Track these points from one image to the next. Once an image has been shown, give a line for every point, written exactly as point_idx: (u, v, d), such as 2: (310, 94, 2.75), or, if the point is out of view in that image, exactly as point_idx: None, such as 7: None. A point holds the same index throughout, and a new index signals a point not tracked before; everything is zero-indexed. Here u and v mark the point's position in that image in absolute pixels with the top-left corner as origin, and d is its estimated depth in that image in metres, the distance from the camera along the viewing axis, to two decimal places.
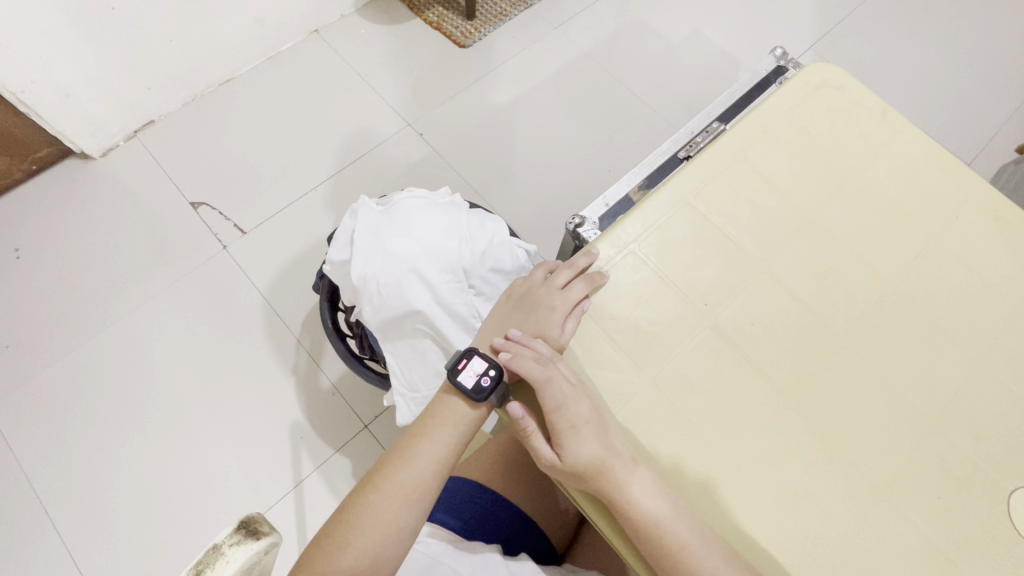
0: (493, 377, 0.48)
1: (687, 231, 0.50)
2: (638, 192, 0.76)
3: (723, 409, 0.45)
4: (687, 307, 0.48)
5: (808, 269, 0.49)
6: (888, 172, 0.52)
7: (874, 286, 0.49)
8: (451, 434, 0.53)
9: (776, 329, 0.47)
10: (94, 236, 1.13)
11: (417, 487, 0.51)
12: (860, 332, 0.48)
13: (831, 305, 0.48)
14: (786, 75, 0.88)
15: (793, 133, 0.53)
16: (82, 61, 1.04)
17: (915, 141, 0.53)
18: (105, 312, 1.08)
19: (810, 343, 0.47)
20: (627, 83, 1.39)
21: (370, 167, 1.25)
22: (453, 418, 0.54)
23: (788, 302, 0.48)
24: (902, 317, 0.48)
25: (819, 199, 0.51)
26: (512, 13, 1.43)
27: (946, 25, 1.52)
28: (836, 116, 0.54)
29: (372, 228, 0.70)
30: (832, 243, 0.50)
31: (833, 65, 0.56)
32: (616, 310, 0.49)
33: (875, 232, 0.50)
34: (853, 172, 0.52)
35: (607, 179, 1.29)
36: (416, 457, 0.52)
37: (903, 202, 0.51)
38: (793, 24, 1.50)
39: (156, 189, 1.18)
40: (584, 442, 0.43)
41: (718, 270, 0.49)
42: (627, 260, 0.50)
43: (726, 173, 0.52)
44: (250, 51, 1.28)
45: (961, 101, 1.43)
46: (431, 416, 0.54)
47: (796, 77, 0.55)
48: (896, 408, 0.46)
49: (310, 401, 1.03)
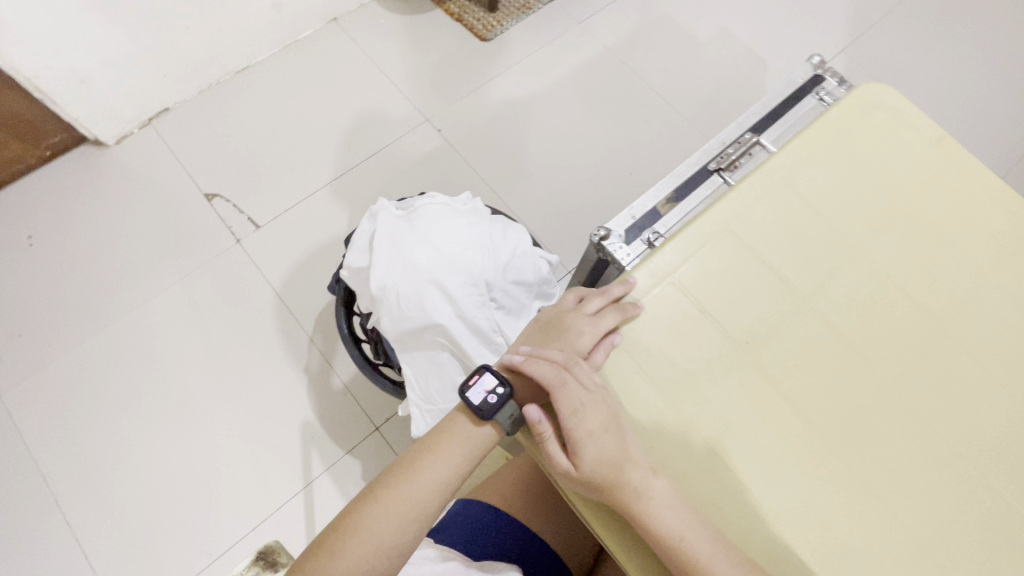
0: (501, 395, 0.49)
1: (727, 262, 0.48)
2: (666, 206, 0.76)
3: (761, 452, 0.44)
4: (727, 344, 0.46)
5: (855, 307, 0.47)
6: (941, 204, 0.49)
7: (922, 327, 0.47)
8: (462, 453, 0.52)
9: (819, 369, 0.45)
10: (107, 225, 1.12)
11: (423, 503, 0.49)
12: (905, 374, 0.46)
13: (878, 346, 0.46)
14: (823, 84, 0.86)
15: (843, 158, 0.50)
16: (98, 47, 1.02)
17: (972, 171, 0.51)
18: (117, 303, 1.07)
19: (850, 380, 0.45)
20: (651, 82, 1.35)
21: (387, 162, 1.22)
22: (466, 437, 0.52)
23: (833, 341, 0.46)
24: (951, 361, 0.46)
25: (868, 232, 0.48)
26: (535, 6, 1.39)
27: (985, 30, 1.47)
28: (888, 140, 0.51)
29: (393, 235, 0.69)
30: (880, 280, 0.47)
31: (886, 84, 0.53)
32: (652, 344, 0.46)
33: (927, 272, 0.48)
34: (905, 203, 0.49)
35: (628, 182, 1.26)
36: (425, 473, 0.50)
37: (955, 237, 0.49)
38: (825, 25, 1.45)
39: (170, 179, 1.16)
40: (598, 450, 0.42)
41: (761, 305, 0.47)
42: (664, 291, 0.47)
43: (774, 199, 0.49)
44: (267, 39, 1.25)
45: (996, 111, 1.38)
46: (444, 432, 0.52)
47: (847, 97, 0.52)
48: (940, 457, 0.44)
49: (321, 401, 1.02)
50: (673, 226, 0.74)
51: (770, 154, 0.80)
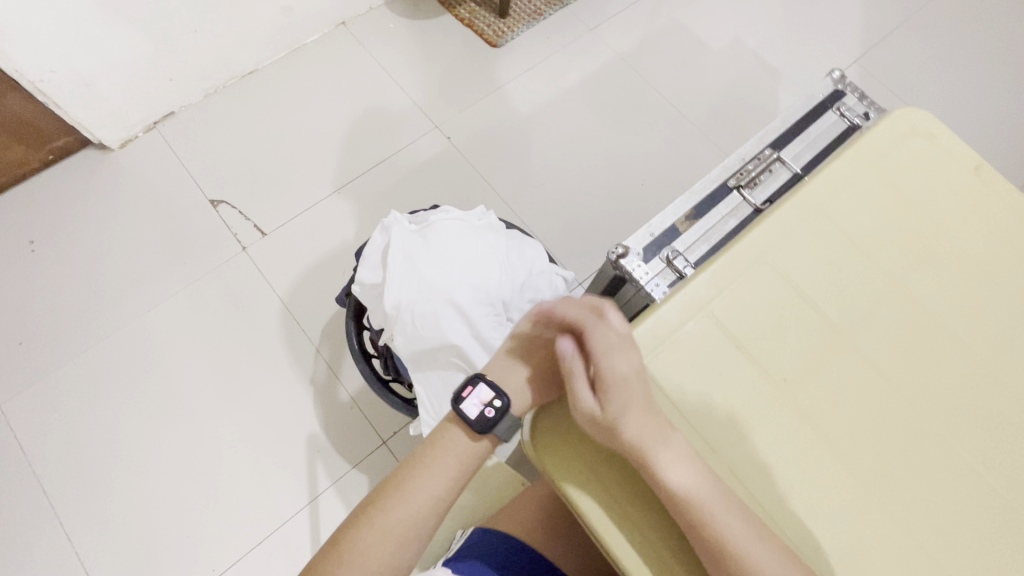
0: (497, 408, 0.51)
1: (761, 294, 0.46)
2: (685, 223, 0.75)
3: (805, 499, 0.42)
4: (766, 384, 0.44)
5: (898, 345, 0.45)
6: (982, 235, 0.48)
7: (967, 366, 0.45)
8: (453, 467, 0.51)
9: (861, 411, 0.44)
10: (111, 231, 1.10)
11: (414, 521, 0.49)
12: (950, 416, 0.44)
13: (920, 386, 0.45)
14: (843, 100, 0.84)
15: (880, 186, 0.49)
16: (103, 51, 1.00)
17: (1010, 200, 0.49)
18: (120, 311, 1.05)
19: (892, 416, 0.44)
20: (663, 90, 1.34)
21: (395, 169, 1.21)
22: (457, 451, 0.51)
23: (876, 382, 0.44)
24: (996, 401, 0.45)
25: (908, 264, 0.47)
26: (547, 12, 1.38)
27: (1000, 43, 1.46)
28: (925, 168, 0.50)
29: (407, 250, 0.67)
30: (923, 316, 0.46)
31: (920, 109, 0.52)
32: (685, 383, 0.44)
33: (969, 307, 0.46)
34: (946, 234, 0.48)
35: (639, 193, 1.24)
36: (416, 491, 0.49)
37: (998, 269, 0.47)
38: (838, 35, 1.44)
39: (175, 184, 1.14)
40: (629, 399, 0.42)
41: (800, 343, 0.45)
42: (698, 325, 0.45)
43: (809, 230, 0.48)
44: (275, 43, 1.24)
45: (1010, 124, 1.36)
46: (432, 449, 0.51)
47: (882, 122, 0.51)
48: (990, 503, 0.42)
49: (328, 414, 1.00)
50: (693, 244, 0.73)
51: (791, 171, 0.79)
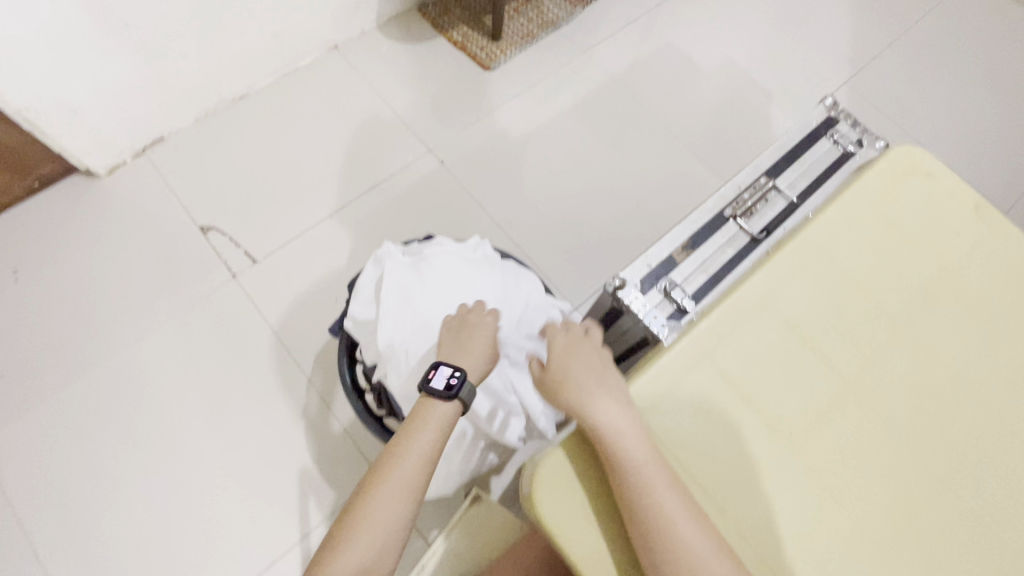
0: (459, 377, 0.56)
1: (766, 339, 0.45)
2: (682, 253, 0.74)
3: (814, 557, 0.40)
4: (772, 438, 0.43)
5: (905, 394, 0.44)
6: (985, 277, 0.48)
7: (975, 414, 0.44)
8: (438, 427, 0.55)
9: (869, 462, 0.43)
10: (97, 259, 1.08)
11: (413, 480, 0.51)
12: (960, 467, 0.43)
13: (928, 437, 0.43)
14: (837, 127, 0.84)
15: (881, 228, 0.48)
16: (91, 77, 0.99)
17: (1010, 242, 0.49)
18: (107, 342, 1.02)
19: (903, 468, 0.43)
20: (656, 112, 1.34)
21: (388, 194, 1.19)
22: (436, 415, 0.55)
23: (882, 432, 0.43)
24: (1003, 450, 0.44)
25: (913, 306, 0.46)
26: (539, 35, 1.38)
27: (986, 65, 1.48)
28: (926, 209, 0.49)
29: (402, 284, 0.66)
30: (928, 362, 0.45)
31: (921, 148, 0.52)
32: (687, 439, 0.42)
33: (980, 355, 0.46)
34: (949, 277, 0.47)
35: (634, 215, 1.23)
36: (409, 452, 0.52)
37: (1002, 313, 0.47)
38: (828, 57, 1.46)
39: (163, 210, 1.13)
40: (600, 398, 0.43)
41: (805, 392, 0.44)
42: (705, 373, 0.44)
43: (810, 274, 0.47)
44: (266, 67, 1.23)
45: (998, 144, 1.38)
46: (415, 415, 0.55)
47: (882, 161, 0.50)
48: (1003, 559, 0.41)
49: (320, 446, 0.98)
50: (691, 275, 0.72)
51: (786, 200, 0.78)
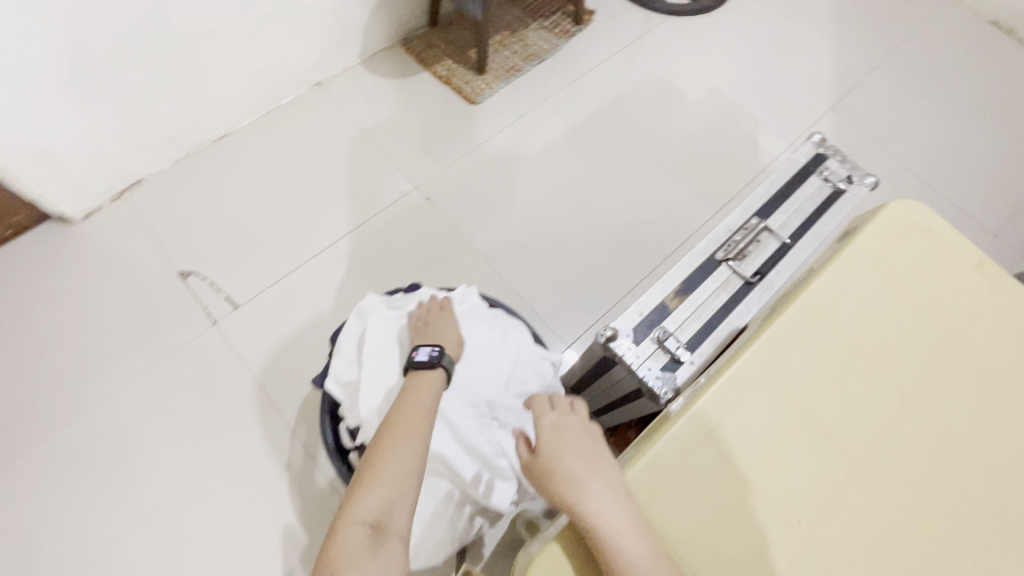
0: (437, 350, 0.60)
1: (771, 413, 0.43)
2: (675, 299, 0.71)
3: None
4: (779, 522, 0.40)
5: (918, 469, 0.42)
6: (993, 340, 0.46)
7: (993, 490, 0.42)
8: (433, 388, 0.58)
9: (885, 546, 0.40)
10: (72, 308, 1.04)
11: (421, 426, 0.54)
12: (983, 551, 0.40)
13: (946, 517, 0.41)
14: (826, 164, 0.83)
15: (882, 288, 0.47)
16: (66, 124, 0.96)
17: (1016, 300, 0.48)
18: (82, 395, 0.98)
19: (920, 552, 0.40)
20: (643, 142, 1.34)
21: (373, 232, 1.17)
22: (428, 381, 0.58)
23: (897, 513, 0.41)
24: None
25: (919, 372, 0.45)
26: (524, 68, 1.38)
27: (968, 88, 1.49)
28: (927, 267, 0.48)
29: (383, 342, 0.66)
30: (939, 434, 0.43)
31: (919, 202, 0.51)
32: (686, 528, 0.40)
33: (999, 432, 0.43)
34: (954, 341, 0.46)
35: (624, 247, 1.21)
36: (412, 407, 0.55)
37: (1013, 377, 0.45)
38: (812, 83, 1.46)
39: (142, 256, 1.09)
40: (595, 487, 0.40)
41: (811, 469, 0.41)
42: (710, 453, 0.42)
43: (810, 339, 0.45)
44: (248, 107, 1.21)
45: (986, 166, 1.38)
46: (408, 383, 0.58)
47: (881, 217, 0.50)
48: None
49: (305, 501, 0.93)
50: (685, 323, 0.70)
51: (779, 240, 0.77)
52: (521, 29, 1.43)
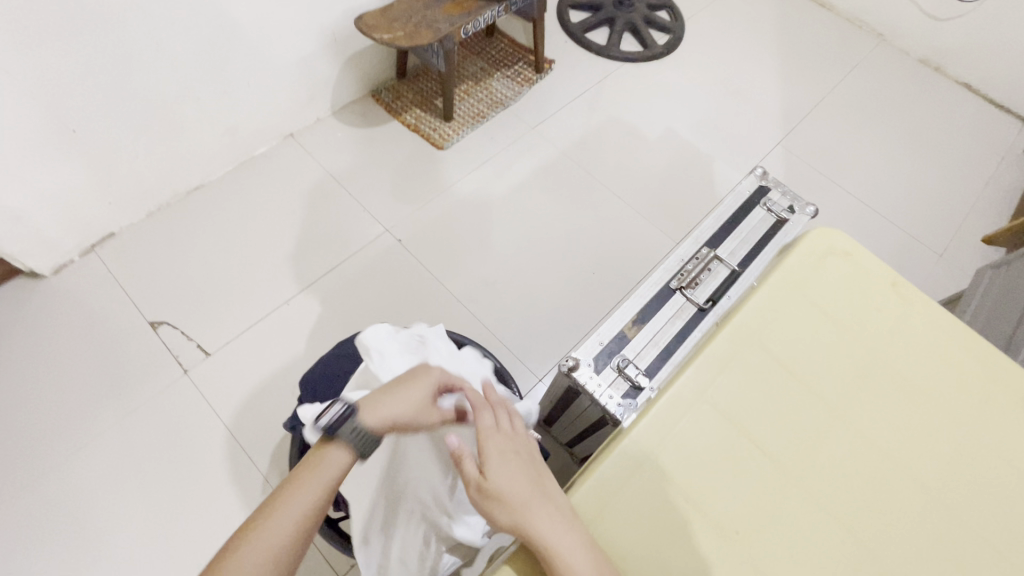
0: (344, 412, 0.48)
1: (704, 436, 0.46)
2: (632, 328, 0.75)
3: None
4: (720, 538, 0.42)
5: (848, 480, 0.45)
6: (909, 354, 0.50)
7: (922, 497, 0.44)
8: (328, 479, 0.46)
9: (820, 555, 0.42)
10: (37, 365, 1.03)
11: (284, 553, 0.41)
12: (915, 554, 0.42)
13: (876, 524, 0.43)
14: (769, 196, 0.89)
15: (805, 311, 0.52)
16: (36, 182, 0.99)
17: (930, 315, 0.52)
18: (45, 454, 0.96)
19: (851, 559, 0.42)
20: (605, 179, 1.40)
21: (346, 275, 1.19)
22: (324, 468, 0.46)
23: (831, 523, 0.43)
24: (956, 533, 0.43)
25: (844, 387, 0.48)
26: (489, 114, 1.45)
27: (903, 120, 1.60)
28: (846, 288, 0.53)
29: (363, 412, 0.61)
30: (866, 443, 0.46)
31: (837, 229, 0.56)
32: (624, 547, 0.42)
33: (933, 455, 0.46)
34: (874, 357, 0.50)
35: (591, 280, 1.25)
36: (278, 517, 0.42)
37: (931, 387, 0.49)
38: (760, 120, 1.56)
39: (112, 309, 1.09)
40: (542, 511, 0.41)
41: (746, 484, 0.44)
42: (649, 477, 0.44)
43: (740, 361, 0.49)
44: (222, 159, 1.25)
45: (926, 190, 1.47)
46: (307, 457, 0.47)
47: (802, 245, 0.55)
48: None
49: None
50: (642, 350, 0.73)
51: (729, 267, 0.81)
52: (485, 78, 1.51)
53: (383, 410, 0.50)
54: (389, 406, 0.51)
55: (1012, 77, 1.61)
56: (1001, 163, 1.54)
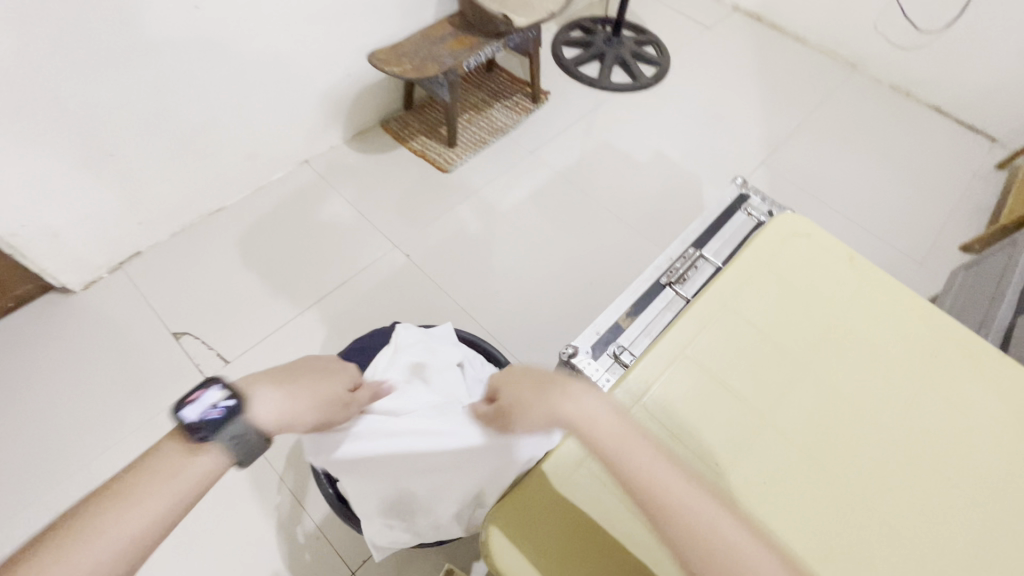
0: (227, 408, 0.43)
1: (693, 378, 0.61)
2: (626, 319, 0.81)
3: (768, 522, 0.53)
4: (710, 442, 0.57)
5: (799, 400, 0.60)
6: (842, 304, 0.66)
7: (857, 406, 0.60)
8: (188, 483, 0.40)
9: (785, 453, 0.57)
10: (66, 374, 1.09)
11: (112, 563, 0.35)
12: (857, 445, 0.58)
13: (824, 429, 0.59)
14: (749, 201, 0.97)
15: (760, 282, 0.67)
16: (74, 204, 1.07)
17: (856, 273, 0.68)
18: (72, 457, 1.00)
19: (810, 452, 0.57)
20: (600, 198, 1.49)
21: (357, 289, 1.26)
22: (182, 470, 0.40)
23: (790, 431, 0.59)
24: (884, 426, 0.59)
25: (792, 337, 0.64)
26: (490, 141, 1.56)
27: (879, 141, 1.71)
28: (789, 261, 0.69)
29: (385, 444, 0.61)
30: (812, 374, 0.62)
31: (783, 215, 0.72)
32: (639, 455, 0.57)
33: (863, 385, 0.61)
34: (816, 312, 0.66)
35: (589, 292, 1.32)
36: (122, 524, 0.36)
37: (859, 329, 0.65)
38: (743, 143, 1.67)
39: (137, 321, 1.16)
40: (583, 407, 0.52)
41: (725, 407, 0.59)
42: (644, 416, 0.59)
43: (712, 323, 0.65)
44: (242, 183, 1.34)
45: (902, 204, 1.56)
46: (161, 458, 0.40)
47: (755, 233, 0.70)
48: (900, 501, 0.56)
49: (292, 548, 0.95)
50: (636, 339, 0.79)
51: (714, 265, 0.88)
52: (486, 109, 1.63)
53: (264, 394, 0.46)
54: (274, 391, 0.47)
55: (978, 100, 1.72)
56: (972, 180, 1.63)
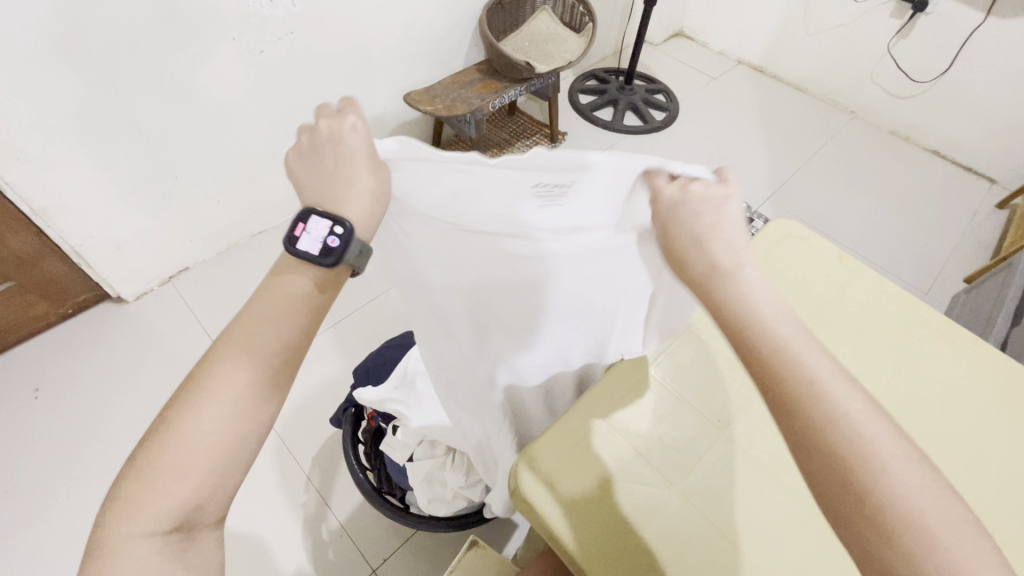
0: (341, 236, 0.39)
1: None
2: None
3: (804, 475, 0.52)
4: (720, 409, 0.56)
5: None
6: (834, 292, 0.71)
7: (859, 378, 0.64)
8: (298, 301, 0.39)
9: None
10: (115, 374, 1.17)
11: (242, 405, 0.36)
12: None
13: None
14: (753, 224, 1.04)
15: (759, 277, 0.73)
16: (137, 221, 1.19)
17: (844, 266, 0.74)
18: (116, 452, 1.07)
19: None
20: None
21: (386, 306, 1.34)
22: (288, 291, 0.39)
23: None
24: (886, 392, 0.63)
25: None
26: None
27: (879, 182, 1.80)
28: (784, 257, 0.74)
29: (422, 242, 0.50)
30: None
31: (778, 221, 0.78)
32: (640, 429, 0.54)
33: (866, 370, 0.64)
34: (812, 300, 0.70)
35: None
36: (244, 349, 0.37)
37: (853, 312, 0.69)
38: (750, 182, 1.77)
39: (182, 329, 1.25)
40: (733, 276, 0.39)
41: None
42: (665, 404, 0.56)
43: None
44: (284, 208, 1.46)
45: (905, 240, 1.62)
46: (266, 289, 0.39)
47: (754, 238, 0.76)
48: None
49: (317, 544, 0.99)
50: None
51: None
52: (508, 147, 1.76)
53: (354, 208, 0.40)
54: (353, 205, 0.40)
55: (977, 143, 1.81)
56: (972, 218, 1.70)
